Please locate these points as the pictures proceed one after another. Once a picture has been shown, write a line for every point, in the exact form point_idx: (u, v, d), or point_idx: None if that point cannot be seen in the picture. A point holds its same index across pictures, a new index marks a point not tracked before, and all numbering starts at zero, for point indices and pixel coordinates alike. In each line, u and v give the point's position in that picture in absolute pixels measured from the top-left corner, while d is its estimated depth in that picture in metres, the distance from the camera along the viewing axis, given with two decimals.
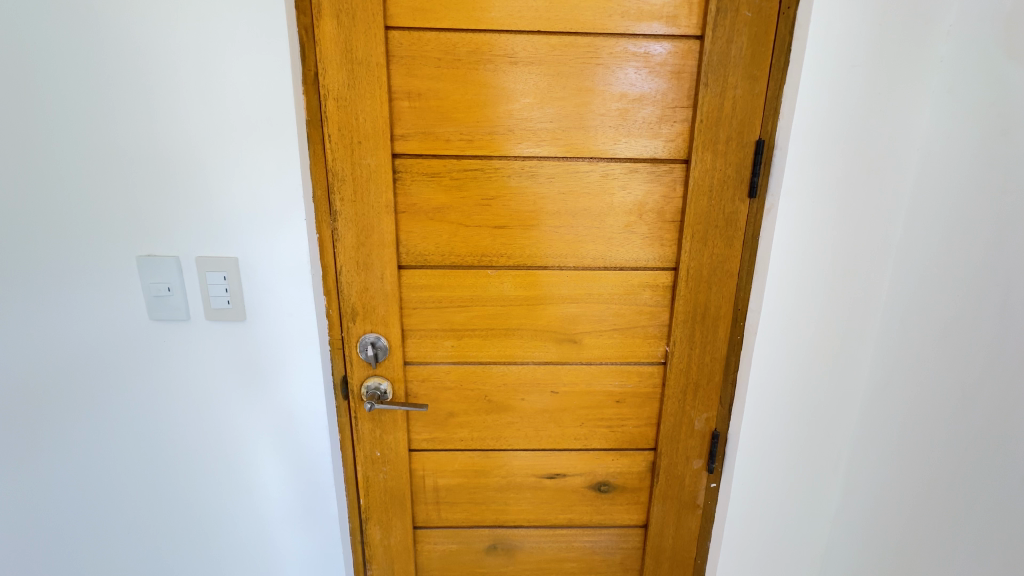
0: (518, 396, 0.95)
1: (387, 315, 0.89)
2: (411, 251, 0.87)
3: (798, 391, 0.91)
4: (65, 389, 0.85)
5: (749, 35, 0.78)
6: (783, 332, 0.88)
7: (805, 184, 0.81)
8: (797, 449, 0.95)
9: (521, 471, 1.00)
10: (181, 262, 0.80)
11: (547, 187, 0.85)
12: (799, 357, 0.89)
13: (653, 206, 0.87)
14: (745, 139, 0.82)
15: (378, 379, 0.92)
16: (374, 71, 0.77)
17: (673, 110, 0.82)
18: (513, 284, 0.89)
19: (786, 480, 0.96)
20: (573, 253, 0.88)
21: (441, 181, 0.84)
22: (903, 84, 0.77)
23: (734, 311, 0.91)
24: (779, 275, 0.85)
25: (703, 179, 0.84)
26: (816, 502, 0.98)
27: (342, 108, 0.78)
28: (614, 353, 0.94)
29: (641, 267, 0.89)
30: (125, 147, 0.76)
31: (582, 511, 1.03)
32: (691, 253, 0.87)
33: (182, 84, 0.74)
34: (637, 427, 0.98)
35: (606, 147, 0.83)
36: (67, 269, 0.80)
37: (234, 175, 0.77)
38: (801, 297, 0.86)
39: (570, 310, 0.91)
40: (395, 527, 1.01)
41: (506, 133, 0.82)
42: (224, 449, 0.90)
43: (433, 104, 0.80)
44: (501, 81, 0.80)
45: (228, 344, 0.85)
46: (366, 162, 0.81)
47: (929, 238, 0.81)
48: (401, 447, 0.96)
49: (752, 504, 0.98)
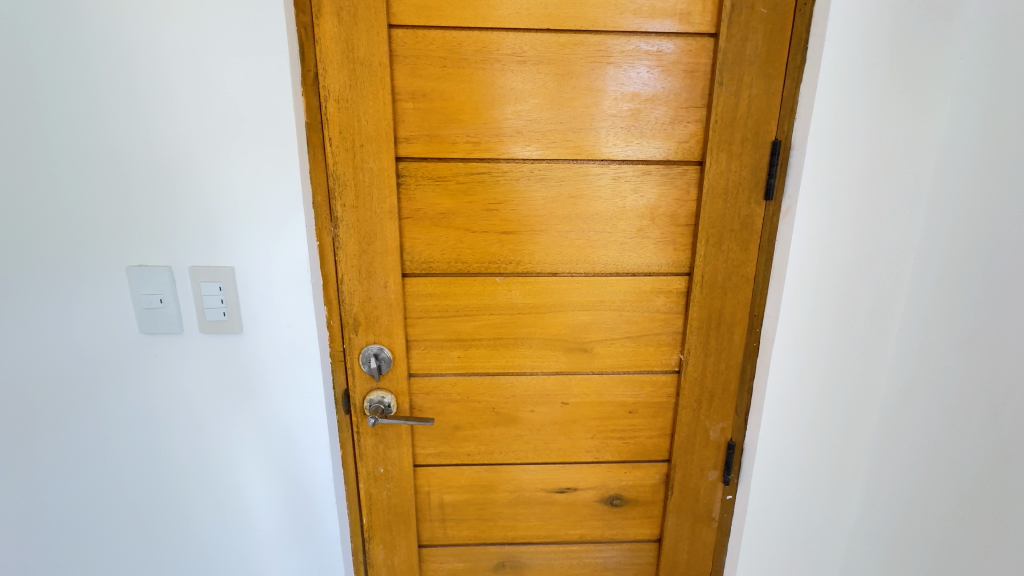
0: (526, 407, 0.92)
1: (391, 325, 0.85)
2: (416, 258, 0.83)
3: (818, 399, 0.88)
4: (53, 408, 0.81)
5: (765, 32, 0.75)
6: (801, 338, 0.85)
7: (823, 186, 0.78)
8: (817, 458, 0.92)
9: (530, 485, 0.96)
10: (174, 271, 0.76)
11: (556, 190, 0.82)
12: (818, 364, 0.87)
13: (665, 210, 0.84)
14: (761, 139, 0.79)
15: (381, 392, 0.88)
16: (377, 72, 0.74)
17: (686, 109, 0.79)
18: (521, 292, 0.86)
19: (806, 490, 0.93)
20: (584, 259, 0.85)
21: (447, 185, 0.81)
22: (921, 83, 0.75)
23: (750, 318, 0.88)
24: (798, 280, 0.82)
25: (718, 181, 0.81)
26: (834, 510, 0.95)
27: (343, 110, 0.75)
28: (627, 362, 0.91)
29: (653, 273, 0.86)
30: (117, 151, 0.72)
31: (594, 526, 0.99)
32: (706, 257, 0.84)
33: (175, 85, 0.70)
34: (650, 438, 0.95)
35: (616, 150, 0.80)
36: (57, 280, 0.76)
37: (231, 181, 0.74)
38: (820, 300, 0.83)
39: (581, 318, 0.88)
40: (399, 547, 0.96)
41: (513, 135, 0.79)
42: (225, 468, 0.86)
43: (437, 105, 0.77)
44: (507, 81, 0.77)
45: (225, 356, 0.81)
46: (369, 166, 0.78)
47: (948, 240, 0.79)
48: (405, 463, 0.92)
49: (770, 517, 0.94)
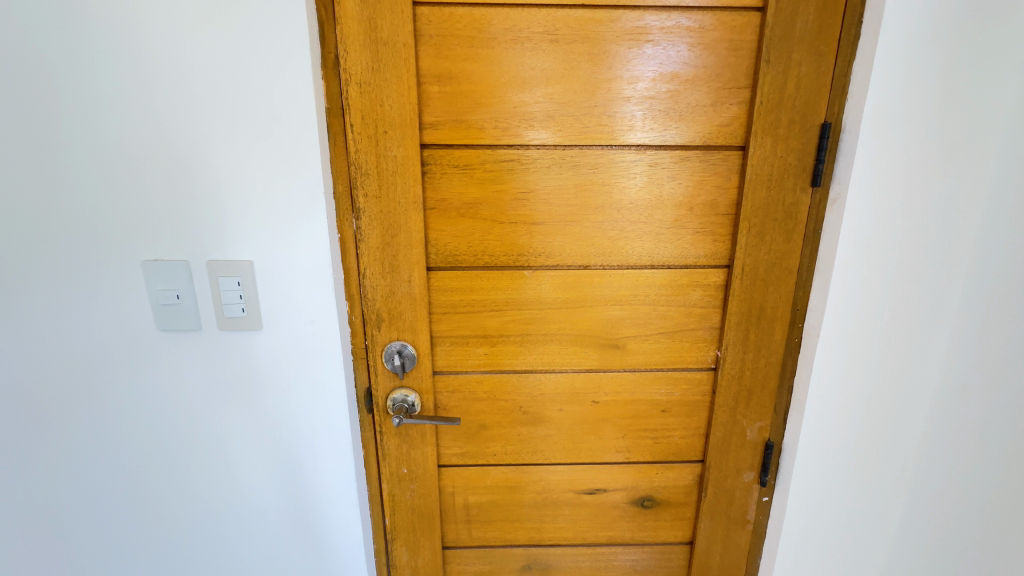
0: (555, 406, 0.88)
1: (415, 321, 0.81)
2: (441, 251, 0.80)
3: (863, 399, 0.84)
4: (69, 408, 0.78)
5: (818, 5, 0.70)
6: (847, 334, 0.80)
7: (875, 172, 0.73)
8: (860, 459, 0.87)
9: (558, 486, 0.92)
10: (190, 266, 0.73)
11: (590, 177, 0.77)
12: (865, 361, 0.82)
13: (704, 198, 0.79)
14: (809, 121, 0.74)
15: (404, 390, 0.85)
16: (401, 53, 0.70)
17: (728, 91, 0.74)
18: (552, 286, 0.82)
19: (847, 492, 0.89)
20: (617, 251, 0.81)
21: (473, 173, 0.76)
22: (990, 57, 0.69)
23: (792, 313, 0.83)
24: (846, 273, 0.77)
25: (762, 167, 0.76)
26: (877, 514, 0.90)
27: (365, 94, 0.71)
28: (661, 359, 0.86)
29: (690, 266, 0.82)
30: (132, 141, 0.68)
31: (624, 528, 0.96)
32: (747, 248, 0.80)
33: (189, 69, 0.66)
34: (683, 438, 0.91)
35: (653, 135, 0.76)
36: (68, 275, 0.73)
37: (247, 171, 0.70)
38: (869, 294, 0.78)
39: (614, 313, 0.84)
40: (422, 548, 0.94)
41: (544, 120, 0.74)
42: (244, 470, 0.84)
43: (464, 88, 0.73)
44: (538, 61, 0.72)
45: (243, 355, 0.78)
46: (392, 154, 0.74)
47: (1012, 228, 0.73)
48: (430, 463, 0.89)
49: (808, 520, 0.90)
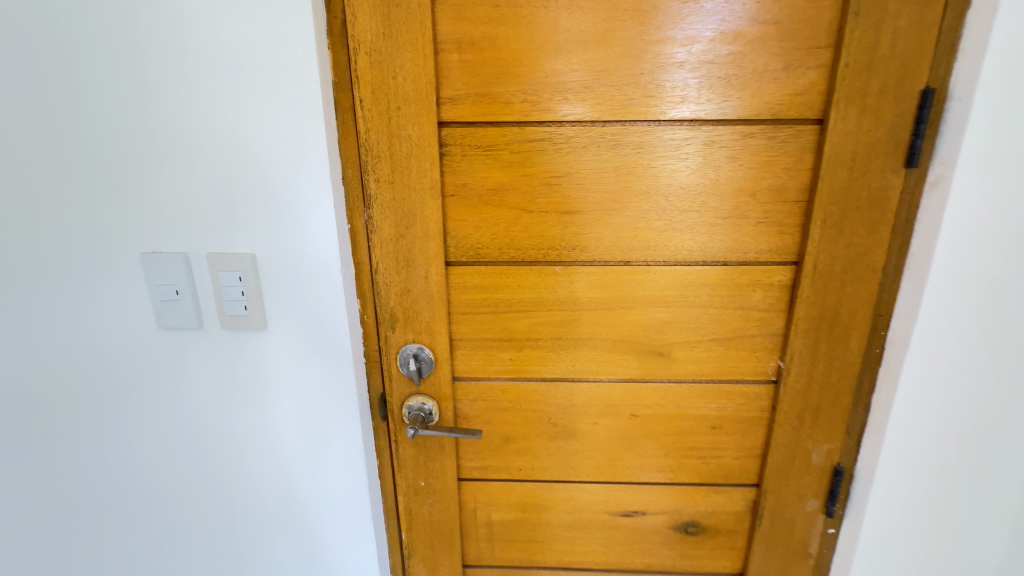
0: (588, 419, 0.78)
1: (433, 322, 0.73)
2: (461, 243, 0.71)
3: (960, 422, 0.70)
4: (70, 407, 0.74)
5: None
6: (944, 345, 0.66)
7: (992, 147, 0.59)
8: (951, 492, 0.73)
9: (590, 507, 0.83)
10: (190, 259, 0.67)
11: (632, 158, 0.66)
12: (964, 378, 0.68)
13: (770, 181, 0.67)
14: (906, 88, 0.61)
15: (421, 397, 0.77)
16: (415, 16, 0.61)
17: (804, 52, 0.62)
18: (586, 284, 0.72)
19: (933, 529, 0.75)
20: (663, 245, 0.70)
21: (498, 155, 0.67)
22: None
23: (873, 318, 0.70)
24: (946, 271, 0.63)
25: (842, 144, 0.63)
26: (969, 556, 0.76)
27: (376, 66, 0.63)
28: (712, 369, 0.75)
29: (750, 262, 0.70)
30: (125, 123, 0.63)
31: (664, 555, 0.85)
32: (821, 242, 0.67)
33: (182, 41, 0.60)
34: (735, 459, 0.80)
35: (709, 107, 0.64)
36: (65, 268, 0.68)
37: (246, 154, 0.63)
38: (976, 297, 0.64)
39: (658, 316, 0.73)
40: (441, 566, 0.86)
41: (580, 92, 0.64)
42: (252, 477, 0.78)
43: (487, 56, 0.63)
44: (573, 22, 0.62)
45: (247, 355, 0.72)
46: (406, 134, 0.65)
47: None
48: (449, 476, 0.81)
49: (884, 559, 0.77)
